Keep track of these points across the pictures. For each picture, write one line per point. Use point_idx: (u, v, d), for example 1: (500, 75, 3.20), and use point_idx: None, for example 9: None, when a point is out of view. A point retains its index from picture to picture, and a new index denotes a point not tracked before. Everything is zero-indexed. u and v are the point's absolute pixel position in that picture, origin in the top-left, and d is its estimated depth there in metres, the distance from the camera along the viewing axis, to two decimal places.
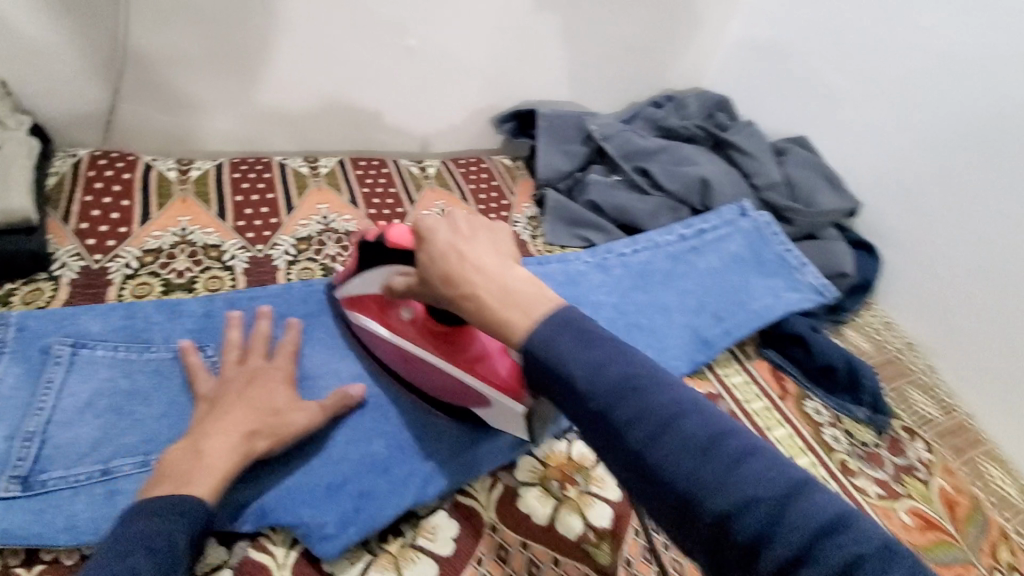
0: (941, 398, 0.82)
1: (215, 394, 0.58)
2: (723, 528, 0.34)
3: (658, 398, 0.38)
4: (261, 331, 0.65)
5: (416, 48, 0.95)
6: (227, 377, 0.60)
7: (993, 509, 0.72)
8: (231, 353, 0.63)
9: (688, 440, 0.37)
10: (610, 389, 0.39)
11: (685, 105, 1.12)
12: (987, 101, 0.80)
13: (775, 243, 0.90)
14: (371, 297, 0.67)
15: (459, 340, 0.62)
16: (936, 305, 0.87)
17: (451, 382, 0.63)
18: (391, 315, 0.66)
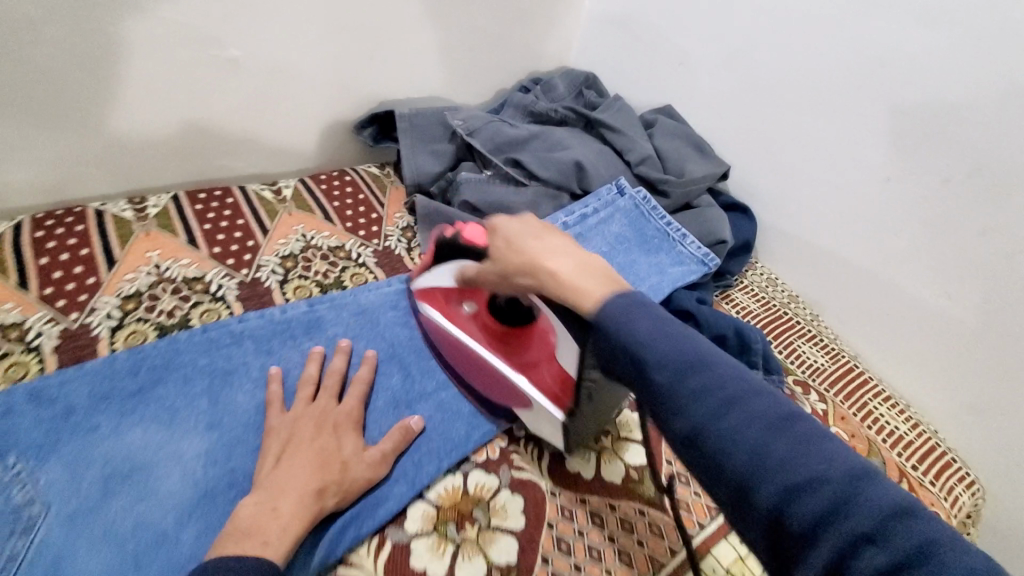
0: (828, 346, 0.83)
1: (289, 430, 0.57)
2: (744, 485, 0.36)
3: (676, 354, 0.41)
4: (312, 374, 0.63)
5: (242, 60, 0.82)
6: (300, 415, 0.59)
7: (888, 447, 0.73)
8: (306, 388, 0.62)
9: (753, 417, 0.38)
10: (653, 336, 0.43)
11: (552, 87, 1.09)
12: (832, 54, 0.81)
13: (655, 218, 0.89)
14: (440, 290, 0.70)
15: (523, 342, 0.65)
16: (814, 254, 0.90)
17: (504, 385, 0.65)
18: (455, 310, 0.69)
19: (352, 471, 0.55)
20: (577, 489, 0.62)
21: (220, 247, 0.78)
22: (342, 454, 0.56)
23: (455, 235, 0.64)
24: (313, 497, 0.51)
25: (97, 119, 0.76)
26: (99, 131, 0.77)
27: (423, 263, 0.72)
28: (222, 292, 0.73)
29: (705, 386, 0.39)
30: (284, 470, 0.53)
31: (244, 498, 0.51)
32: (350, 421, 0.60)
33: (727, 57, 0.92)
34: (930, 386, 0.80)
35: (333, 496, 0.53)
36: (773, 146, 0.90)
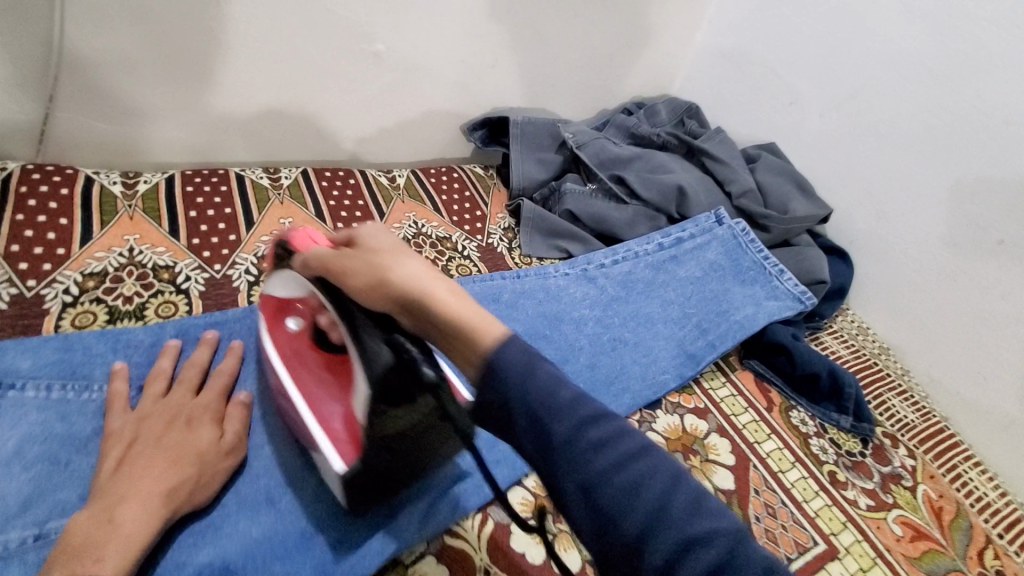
0: (919, 402, 0.70)
1: (132, 433, 0.45)
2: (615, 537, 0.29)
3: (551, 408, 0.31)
4: (164, 369, 0.50)
5: (384, 55, 0.74)
6: (148, 415, 0.46)
7: (978, 515, 0.60)
8: (116, 404, 0.47)
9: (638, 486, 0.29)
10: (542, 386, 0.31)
11: (656, 112, 1.00)
12: (962, 100, 0.71)
13: (752, 251, 0.77)
14: (276, 298, 0.53)
15: (343, 377, 0.49)
16: (924, 320, 0.76)
17: (309, 431, 0.46)
18: (281, 325, 0.53)
19: (110, 533, 0.37)
20: None
21: (201, 239, 0.62)
22: None
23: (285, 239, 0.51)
24: (87, 562, 0.35)
25: (178, 96, 0.65)
26: (181, 107, 0.66)
27: (269, 265, 0.55)
28: (189, 284, 0.59)
29: (589, 428, 0.31)
30: (125, 475, 0.40)
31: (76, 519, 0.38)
32: (208, 413, 0.48)
33: (843, 97, 0.83)
34: None
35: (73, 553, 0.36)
36: (878, 193, 0.80)
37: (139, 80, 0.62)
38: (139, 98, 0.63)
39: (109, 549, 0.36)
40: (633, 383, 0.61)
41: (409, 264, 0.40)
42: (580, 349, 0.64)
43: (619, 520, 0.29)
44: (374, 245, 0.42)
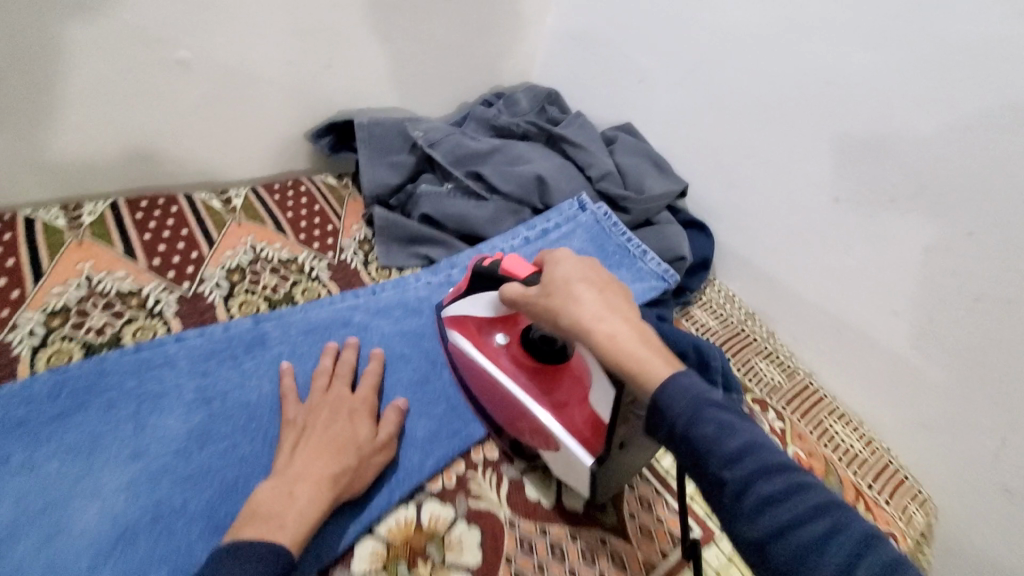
0: (784, 363, 0.85)
1: (305, 420, 0.57)
2: (762, 554, 0.39)
3: (721, 453, 0.42)
4: (327, 367, 0.63)
5: (192, 62, 0.78)
6: (316, 407, 0.59)
7: (845, 466, 0.74)
8: (319, 380, 0.62)
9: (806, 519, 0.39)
10: (732, 452, 0.41)
11: (516, 102, 1.09)
12: (810, 73, 0.80)
13: (616, 234, 0.89)
14: (472, 318, 0.67)
15: (559, 378, 0.61)
16: (767, 273, 0.90)
17: (517, 411, 0.61)
18: (488, 340, 0.67)
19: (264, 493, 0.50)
20: (536, 517, 0.59)
21: (161, 259, 0.74)
22: (305, 430, 0.56)
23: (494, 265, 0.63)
24: (329, 484, 0.51)
25: None
26: None
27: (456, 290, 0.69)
28: (161, 307, 0.69)
29: (756, 474, 0.40)
30: (303, 462, 0.52)
31: (264, 489, 0.50)
32: (365, 407, 0.60)
33: (687, 74, 0.94)
34: (865, 394, 0.83)
35: (345, 488, 0.52)
36: (725, 163, 0.92)
37: None
38: None
39: (341, 476, 0.52)
40: None
41: (580, 299, 0.52)
42: None
43: (792, 555, 0.38)
44: (550, 277, 0.55)
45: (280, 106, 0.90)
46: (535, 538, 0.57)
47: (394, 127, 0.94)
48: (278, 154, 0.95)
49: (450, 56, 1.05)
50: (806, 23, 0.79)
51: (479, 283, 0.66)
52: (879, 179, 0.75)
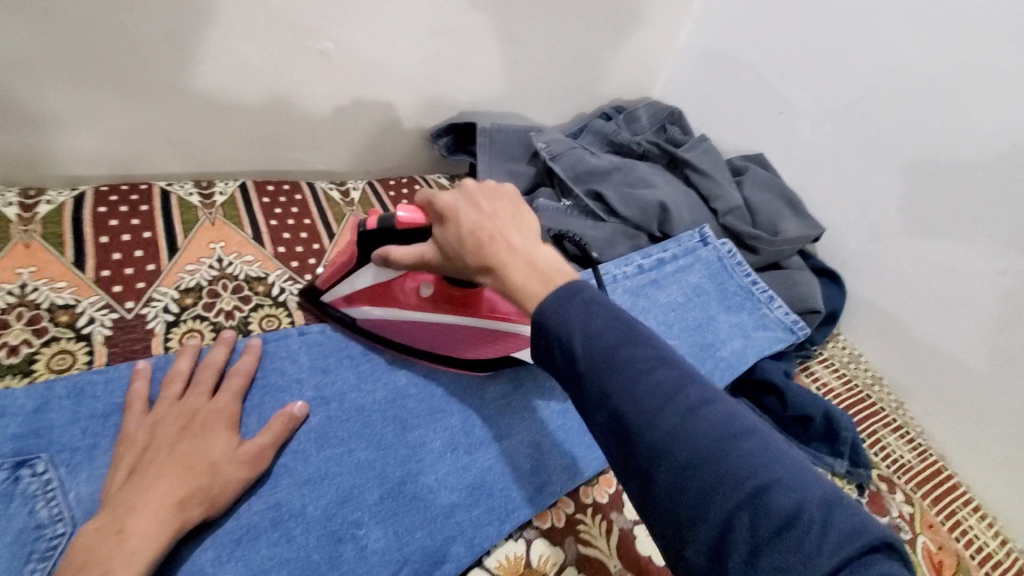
0: (914, 440, 0.77)
1: (148, 438, 0.49)
2: (694, 509, 0.34)
3: (629, 374, 0.38)
4: (181, 370, 0.55)
5: (333, 54, 0.79)
6: (162, 417, 0.50)
7: (975, 563, 0.67)
8: (172, 385, 0.53)
9: (675, 405, 0.37)
10: (606, 354, 0.39)
11: (637, 118, 1.04)
12: (988, 124, 0.72)
13: (739, 275, 0.83)
14: (376, 285, 0.62)
15: (470, 301, 0.62)
16: (903, 337, 0.83)
17: (476, 332, 0.63)
18: (395, 287, 0.63)
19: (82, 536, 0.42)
20: (648, 574, 0.55)
21: (286, 248, 0.74)
22: (207, 454, 0.48)
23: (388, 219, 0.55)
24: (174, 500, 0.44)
25: (99, 104, 0.70)
26: (93, 115, 0.71)
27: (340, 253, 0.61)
28: (286, 297, 0.69)
29: (694, 417, 0.36)
30: (140, 484, 0.44)
31: (87, 530, 0.42)
32: (221, 417, 0.52)
33: (837, 107, 0.86)
34: (1008, 489, 0.74)
35: (199, 504, 0.46)
36: (866, 210, 0.85)
37: (57, 89, 0.67)
38: (57, 108, 0.68)
39: (191, 497, 0.45)
40: (708, 360, 0.74)
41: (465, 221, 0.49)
42: (722, 346, 0.76)
43: (727, 521, 0.34)
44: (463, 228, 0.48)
45: (408, 103, 0.90)
46: None
47: (517, 134, 0.92)
48: (398, 150, 0.96)
49: (578, 65, 1.02)
50: (987, 71, 0.71)
51: (358, 248, 0.59)
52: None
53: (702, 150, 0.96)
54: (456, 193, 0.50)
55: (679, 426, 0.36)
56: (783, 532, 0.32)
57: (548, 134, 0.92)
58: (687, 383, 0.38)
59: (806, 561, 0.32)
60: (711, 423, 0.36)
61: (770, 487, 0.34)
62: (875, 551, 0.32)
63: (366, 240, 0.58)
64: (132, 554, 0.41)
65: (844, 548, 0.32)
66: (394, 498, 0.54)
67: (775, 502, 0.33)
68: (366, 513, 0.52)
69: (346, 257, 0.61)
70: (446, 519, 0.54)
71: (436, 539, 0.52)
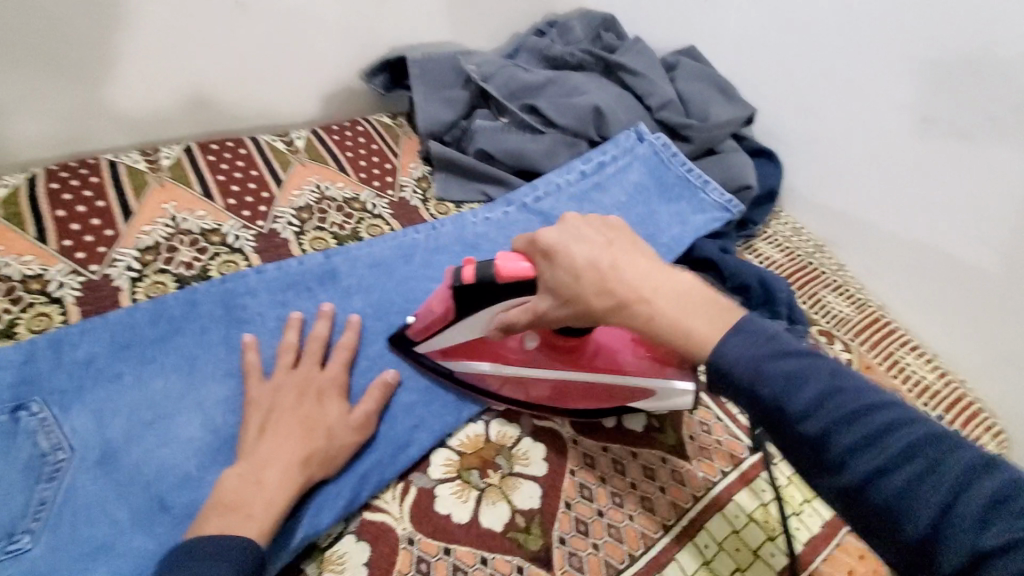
0: (855, 296, 0.81)
1: (271, 401, 0.55)
2: (871, 506, 0.36)
3: (796, 389, 0.38)
4: (291, 342, 0.59)
5: (252, 3, 0.80)
6: (281, 385, 0.56)
7: (915, 398, 0.72)
8: (285, 355, 0.58)
9: (879, 431, 0.36)
10: (770, 377, 0.39)
11: (570, 29, 1.04)
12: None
13: (676, 165, 0.85)
14: (470, 342, 0.61)
15: (578, 352, 0.59)
16: (838, 204, 0.86)
17: (594, 388, 0.60)
18: (499, 343, 0.61)
19: None
20: (598, 434, 0.61)
21: (235, 199, 0.77)
22: (324, 418, 0.54)
23: (487, 270, 0.54)
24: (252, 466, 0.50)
25: (34, 85, 0.72)
26: (31, 97, 0.73)
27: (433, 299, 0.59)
28: (240, 244, 0.73)
29: (859, 418, 0.36)
30: (270, 444, 0.51)
31: (229, 475, 0.50)
32: (335, 385, 0.57)
33: None
34: (940, 325, 0.79)
35: None
36: (794, 87, 0.87)
37: None
38: None
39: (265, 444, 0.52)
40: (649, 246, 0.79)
41: None
42: (665, 232, 0.81)
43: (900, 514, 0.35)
44: None
45: (339, 46, 0.91)
46: (597, 455, 0.59)
47: (449, 61, 0.92)
48: (338, 96, 0.97)
49: None
50: None
51: (458, 304, 0.58)
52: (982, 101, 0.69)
53: (634, 52, 0.97)
54: (562, 227, 0.50)
55: (890, 477, 0.35)
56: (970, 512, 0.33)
57: (480, 56, 0.93)
58: (868, 397, 0.37)
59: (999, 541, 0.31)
60: (876, 425, 0.36)
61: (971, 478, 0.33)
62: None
63: (473, 299, 0.57)
64: (266, 502, 0.48)
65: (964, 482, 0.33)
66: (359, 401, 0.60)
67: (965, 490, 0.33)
68: None
69: (443, 308, 0.59)
70: (408, 414, 0.60)
71: (397, 431, 0.58)
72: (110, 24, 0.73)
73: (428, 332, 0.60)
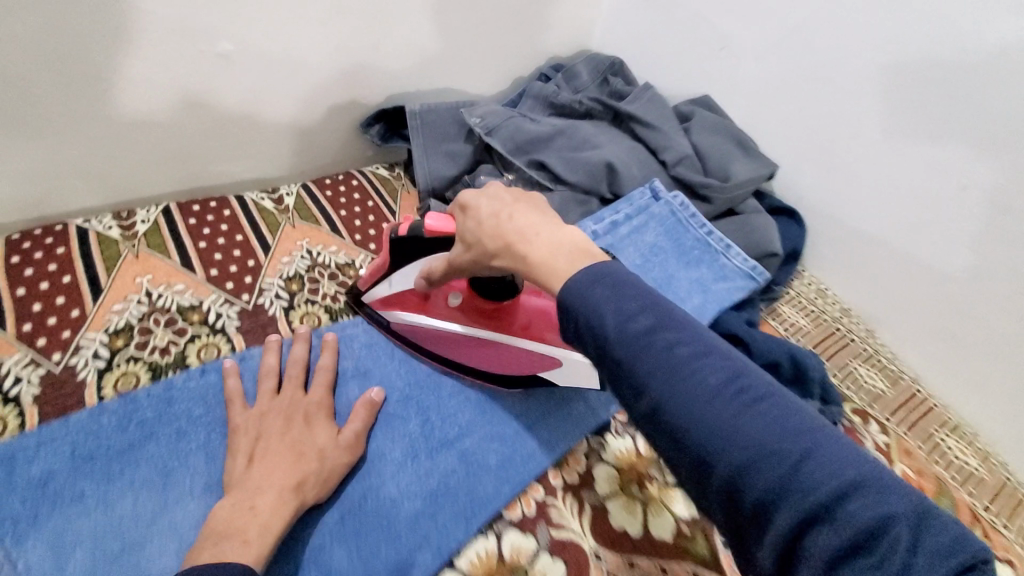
0: (887, 367, 0.75)
1: (257, 428, 0.54)
2: (733, 493, 0.32)
3: (664, 355, 0.34)
4: (272, 365, 0.60)
5: (235, 55, 0.74)
6: (266, 411, 0.56)
7: (958, 485, 0.65)
8: (267, 381, 0.59)
9: (709, 386, 0.33)
10: (638, 336, 0.35)
11: (576, 75, 0.99)
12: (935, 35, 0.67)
13: (695, 227, 0.80)
14: (409, 292, 0.65)
15: (501, 313, 0.65)
16: (867, 267, 0.80)
17: (513, 348, 0.64)
18: (434, 300, 0.66)
19: None
20: (621, 548, 0.54)
21: (218, 269, 0.71)
22: (314, 443, 0.53)
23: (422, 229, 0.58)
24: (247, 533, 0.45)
25: None
26: None
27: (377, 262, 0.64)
28: (224, 323, 0.66)
29: (730, 390, 0.33)
30: (261, 470, 0.50)
31: (225, 505, 0.48)
32: (321, 409, 0.57)
33: (775, 40, 0.82)
34: (983, 406, 0.72)
35: None
36: (819, 144, 0.81)
37: None
38: None
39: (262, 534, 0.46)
40: None
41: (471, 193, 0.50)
42: (685, 301, 0.74)
43: (770, 510, 0.30)
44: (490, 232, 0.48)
45: (331, 96, 0.85)
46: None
47: (451, 113, 0.86)
48: (331, 147, 0.91)
49: (509, 30, 0.96)
50: None
51: (394, 258, 0.62)
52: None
53: (646, 101, 0.92)
54: (482, 187, 0.51)
55: (753, 463, 0.31)
56: (842, 517, 0.29)
57: (484, 107, 0.87)
58: (749, 382, 0.34)
59: (862, 549, 0.28)
60: (743, 402, 0.33)
61: (840, 475, 0.30)
62: (949, 544, 0.28)
63: (401, 250, 0.60)
64: (261, 528, 0.46)
65: (839, 479, 0.29)
66: (356, 517, 0.53)
67: (836, 483, 0.29)
68: (327, 535, 0.52)
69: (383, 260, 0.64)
70: (410, 529, 0.53)
71: (397, 554, 0.52)
72: (76, 82, 0.65)
73: (371, 280, 0.66)
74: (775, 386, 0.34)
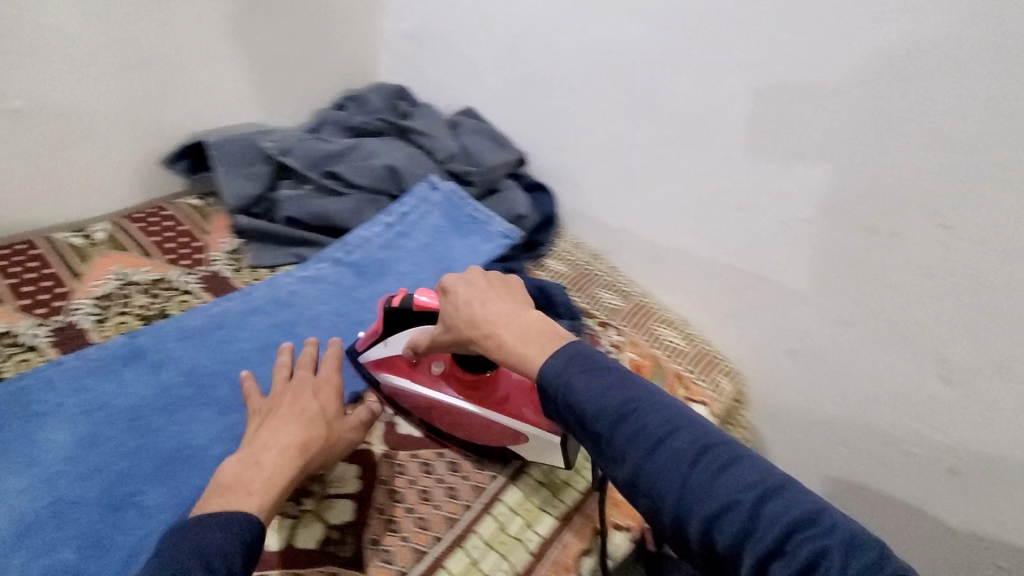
0: (623, 289, 0.98)
1: (269, 407, 0.62)
2: (726, 560, 0.42)
3: (627, 427, 0.46)
4: (285, 361, 0.68)
5: (20, 110, 0.83)
6: (279, 393, 0.64)
7: (669, 360, 0.89)
8: (281, 371, 0.66)
9: (678, 452, 0.44)
10: (616, 418, 0.47)
11: (366, 102, 1.17)
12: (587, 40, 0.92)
13: (465, 206, 0.99)
14: (399, 358, 0.71)
15: (483, 386, 0.69)
16: (600, 219, 1.02)
17: (483, 419, 0.68)
18: (424, 369, 0.71)
19: None
20: (406, 446, 0.70)
21: (28, 298, 0.77)
22: (326, 416, 0.61)
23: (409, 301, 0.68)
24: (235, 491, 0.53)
25: None
26: None
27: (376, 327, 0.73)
28: (36, 340, 0.73)
29: (713, 456, 0.44)
30: (269, 428, 0.58)
31: (232, 462, 0.55)
32: (330, 387, 0.64)
33: (500, 59, 1.05)
34: (692, 303, 0.95)
35: None
36: (547, 130, 1.04)
37: None
38: None
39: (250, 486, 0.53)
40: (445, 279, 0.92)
41: None
42: (459, 264, 0.94)
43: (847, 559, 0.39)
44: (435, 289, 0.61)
45: (128, 140, 0.95)
46: (408, 462, 0.69)
47: (247, 142, 0.99)
48: (139, 186, 0.99)
49: (295, 71, 1.12)
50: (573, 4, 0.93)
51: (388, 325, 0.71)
52: (656, 122, 0.89)
53: (422, 116, 1.12)
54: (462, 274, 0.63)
55: (740, 535, 0.41)
56: (793, 550, 0.40)
57: (278, 134, 1.02)
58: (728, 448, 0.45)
59: None
60: (747, 486, 0.42)
61: (804, 530, 0.40)
62: (871, 563, 0.38)
63: (405, 320, 0.69)
64: (266, 480, 0.53)
65: (820, 538, 0.40)
66: (170, 463, 0.64)
67: (829, 537, 0.40)
68: (144, 480, 0.63)
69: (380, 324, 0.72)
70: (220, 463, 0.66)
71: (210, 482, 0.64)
72: None
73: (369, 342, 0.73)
74: (785, 476, 0.44)
